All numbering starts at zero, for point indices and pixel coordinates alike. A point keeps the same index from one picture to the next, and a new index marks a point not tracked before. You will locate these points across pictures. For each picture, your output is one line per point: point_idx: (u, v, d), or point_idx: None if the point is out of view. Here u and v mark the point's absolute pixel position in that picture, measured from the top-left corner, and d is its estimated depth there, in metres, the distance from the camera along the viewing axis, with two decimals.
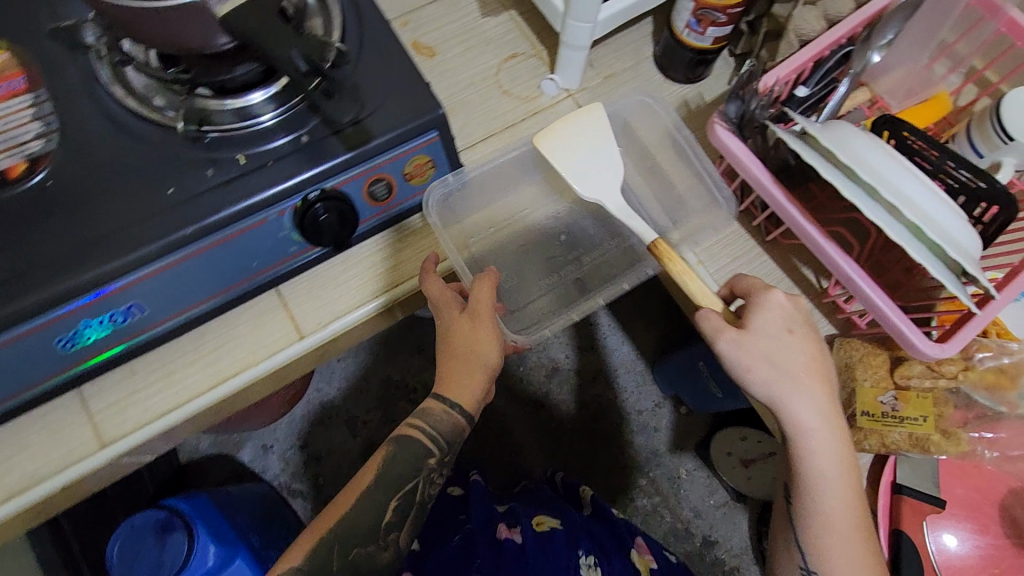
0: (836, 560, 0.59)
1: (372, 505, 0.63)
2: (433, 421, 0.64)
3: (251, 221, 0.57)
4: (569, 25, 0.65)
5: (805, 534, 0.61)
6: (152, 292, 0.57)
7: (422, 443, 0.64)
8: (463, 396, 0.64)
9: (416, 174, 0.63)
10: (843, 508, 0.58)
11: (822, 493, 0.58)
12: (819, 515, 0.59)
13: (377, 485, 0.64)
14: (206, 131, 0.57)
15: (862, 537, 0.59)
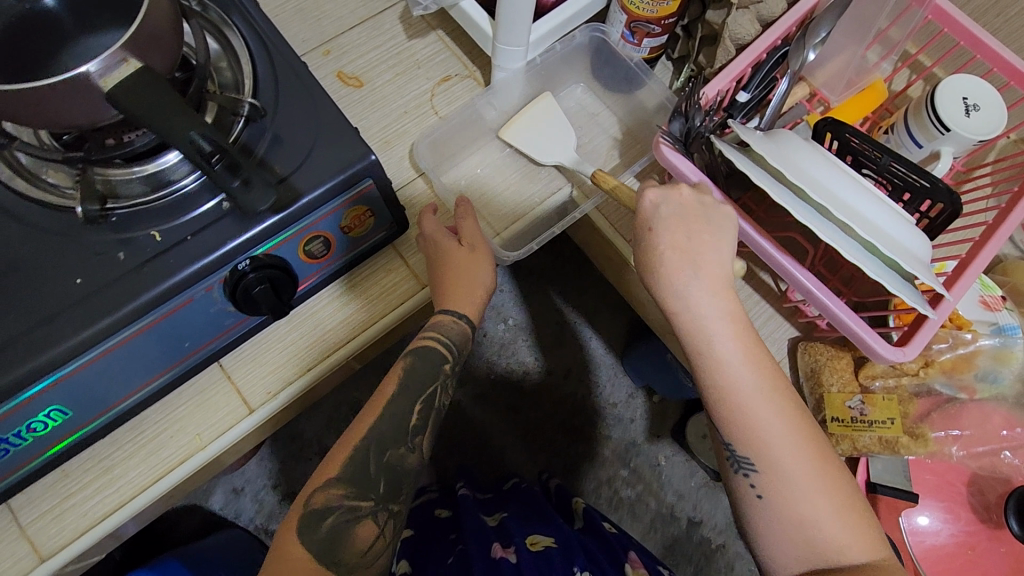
0: (764, 434, 0.53)
1: (399, 415, 0.57)
2: (445, 328, 0.60)
3: (176, 302, 0.52)
4: (499, 49, 0.62)
5: (723, 424, 0.54)
6: (73, 393, 0.51)
7: (435, 350, 0.59)
8: (472, 308, 0.61)
9: (354, 226, 0.59)
10: (750, 374, 0.53)
11: (723, 366, 0.53)
12: (727, 391, 0.53)
13: (402, 390, 0.58)
14: (111, 209, 0.51)
15: (778, 397, 0.53)
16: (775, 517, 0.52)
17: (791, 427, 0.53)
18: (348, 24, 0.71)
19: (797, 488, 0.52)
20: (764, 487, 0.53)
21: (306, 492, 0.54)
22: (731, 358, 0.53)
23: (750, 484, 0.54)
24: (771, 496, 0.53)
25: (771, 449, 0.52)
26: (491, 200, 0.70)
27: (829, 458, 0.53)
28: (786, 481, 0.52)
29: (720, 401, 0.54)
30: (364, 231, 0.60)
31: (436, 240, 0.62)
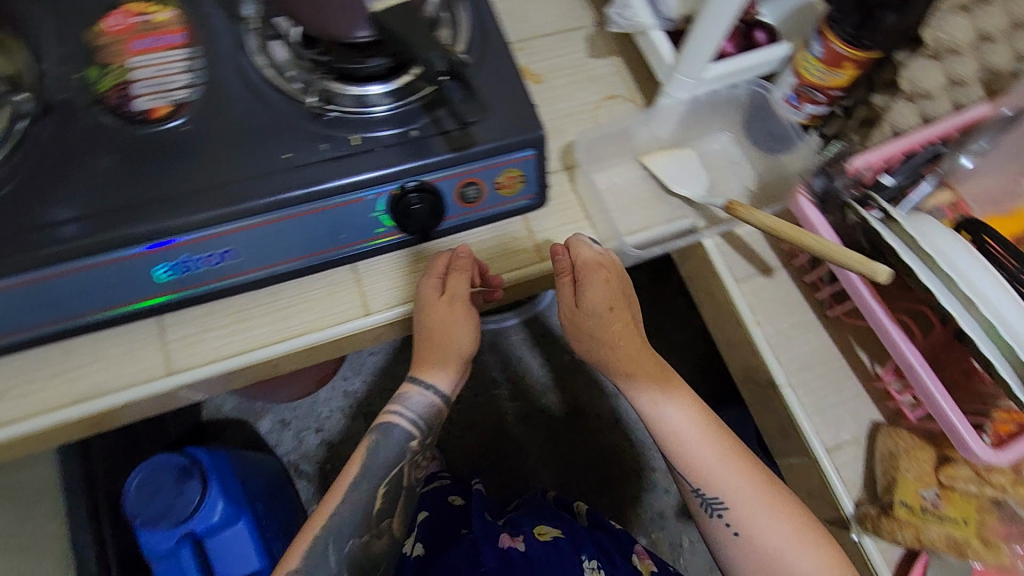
0: (727, 484, 0.65)
1: (365, 503, 0.69)
2: (416, 407, 0.70)
3: (351, 197, 0.61)
4: (674, 77, 0.69)
5: (688, 475, 0.67)
6: (248, 242, 0.61)
7: (404, 427, 0.70)
8: (439, 382, 0.70)
9: (505, 185, 0.67)
10: (702, 441, 0.66)
11: (682, 430, 0.66)
12: (690, 449, 0.66)
13: (369, 477, 0.69)
14: (328, 109, 0.62)
15: (728, 453, 0.66)
16: (747, 548, 0.65)
17: (747, 474, 0.66)
18: (543, 32, 0.81)
19: (759, 521, 0.65)
20: (737, 521, 0.65)
21: (284, 567, 0.68)
22: (687, 427, 0.66)
23: (723, 522, 0.66)
24: (743, 529, 0.65)
25: (730, 492, 0.65)
26: (624, 205, 0.76)
27: (780, 493, 0.66)
28: (753, 519, 0.65)
29: (679, 460, 0.67)
30: (510, 195, 0.68)
31: (422, 299, 0.66)
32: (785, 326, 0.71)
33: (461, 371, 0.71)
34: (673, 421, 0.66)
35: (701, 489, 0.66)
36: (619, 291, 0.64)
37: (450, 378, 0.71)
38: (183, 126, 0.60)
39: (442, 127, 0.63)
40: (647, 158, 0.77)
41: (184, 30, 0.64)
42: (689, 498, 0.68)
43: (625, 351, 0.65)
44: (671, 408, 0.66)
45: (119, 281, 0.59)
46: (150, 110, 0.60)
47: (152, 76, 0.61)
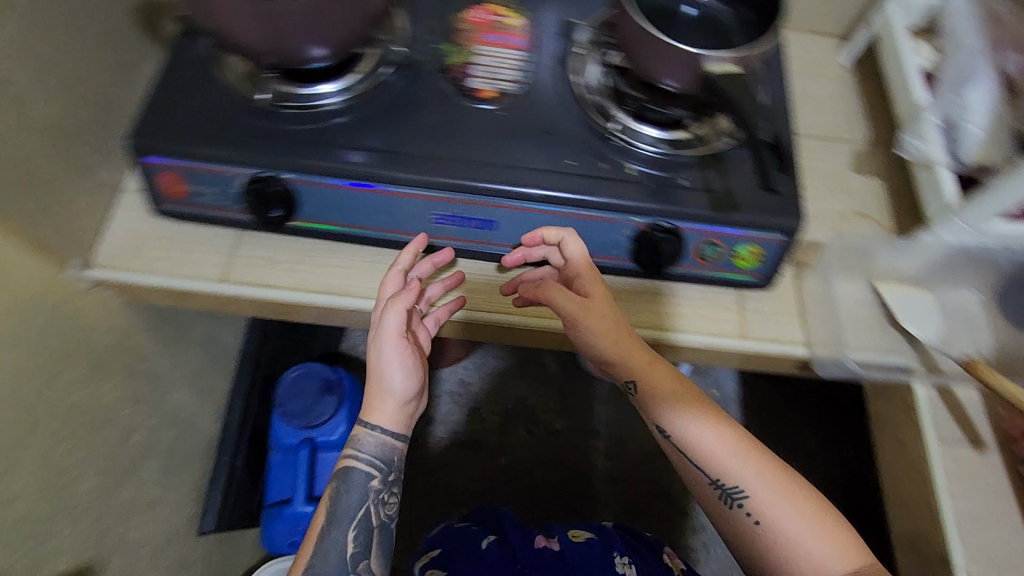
0: (750, 476, 0.60)
1: (337, 551, 0.67)
2: (370, 450, 0.69)
3: (609, 216, 0.67)
4: (951, 220, 0.69)
5: (701, 464, 0.62)
6: (510, 220, 0.69)
7: (358, 474, 0.69)
8: (386, 419, 0.69)
9: (744, 257, 0.69)
10: (665, 382, 0.64)
11: (651, 381, 0.65)
12: (703, 435, 0.62)
13: (335, 525, 0.68)
14: (612, 134, 0.69)
15: (712, 415, 0.63)
16: (768, 539, 0.59)
17: (732, 440, 0.62)
18: (813, 135, 0.83)
19: (780, 511, 0.58)
20: (755, 508, 0.59)
21: None
22: (643, 380, 0.65)
23: (746, 514, 0.60)
24: (762, 514, 0.59)
25: (751, 482, 0.60)
26: (846, 317, 0.73)
27: (791, 476, 0.60)
28: (766, 501, 0.59)
29: (698, 452, 0.62)
30: (744, 267, 0.71)
31: (377, 337, 0.67)
32: (968, 508, 0.66)
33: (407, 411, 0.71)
34: (611, 353, 0.66)
35: (720, 480, 0.61)
36: (603, 302, 0.67)
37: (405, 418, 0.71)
38: (492, 110, 0.70)
39: (708, 186, 0.67)
40: (886, 283, 0.75)
41: (527, 38, 0.74)
42: (708, 496, 0.63)
43: (636, 353, 0.65)
44: (600, 325, 0.66)
45: (401, 212, 0.70)
46: (479, 89, 0.71)
47: (491, 65, 0.72)
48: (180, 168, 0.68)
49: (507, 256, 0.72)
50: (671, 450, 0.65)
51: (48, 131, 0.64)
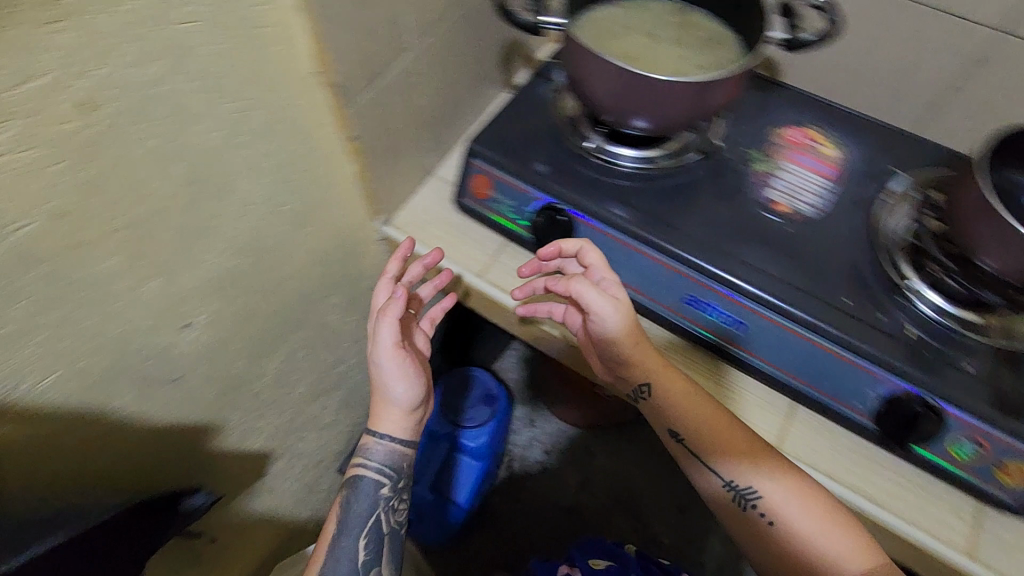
0: (759, 481, 0.68)
1: (346, 555, 0.71)
2: (377, 458, 0.75)
3: (870, 367, 0.64)
4: None
5: (719, 471, 0.70)
6: (759, 330, 0.69)
7: (367, 483, 0.75)
8: (391, 428, 0.75)
9: (1008, 472, 0.62)
10: (698, 409, 0.70)
11: (661, 388, 0.70)
12: (706, 437, 0.70)
13: (343, 530, 0.72)
14: (898, 288, 0.67)
15: (726, 419, 0.69)
16: (778, 534, 0.68)
17: (757, 453, 0.68)
18: None
19: (795, 512, 0.66)
20: (765, 507, 0.68)
21: None
22: (654, 385, 0.71)
23: (758, 512, 0.69)
24: (772, 513, 0.67)
25: (763, 485, 0.67)
26: None
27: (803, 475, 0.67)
28: (781, 505, 0.66)
29: (707, 454, 0.70)
30: (1001, 483, 0.63)
31: (376, 352, 0.71)
32: None
33: (410, 414, 0.76)
34: (632, 359, 0.70)
35: (734, 482, 0.70)
36: (630, 321, 0.69)
37: (411, 424, 0.77)
38: (777, 223, 0.73)
39: (994, 384, 0.62)
40: None
41: (836, 169, 0.78)
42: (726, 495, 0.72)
43: (651, 356, 0.70)
44: (641, 347, 0.70)
45: (657, 282, 0.74)
46: (776, 201, 0.75)
47: (794, 184, 0.76)
48: (494, 175, 0.79)
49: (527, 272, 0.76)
50: (688, 458, 0.73)
51: (417, 117, 0.78)
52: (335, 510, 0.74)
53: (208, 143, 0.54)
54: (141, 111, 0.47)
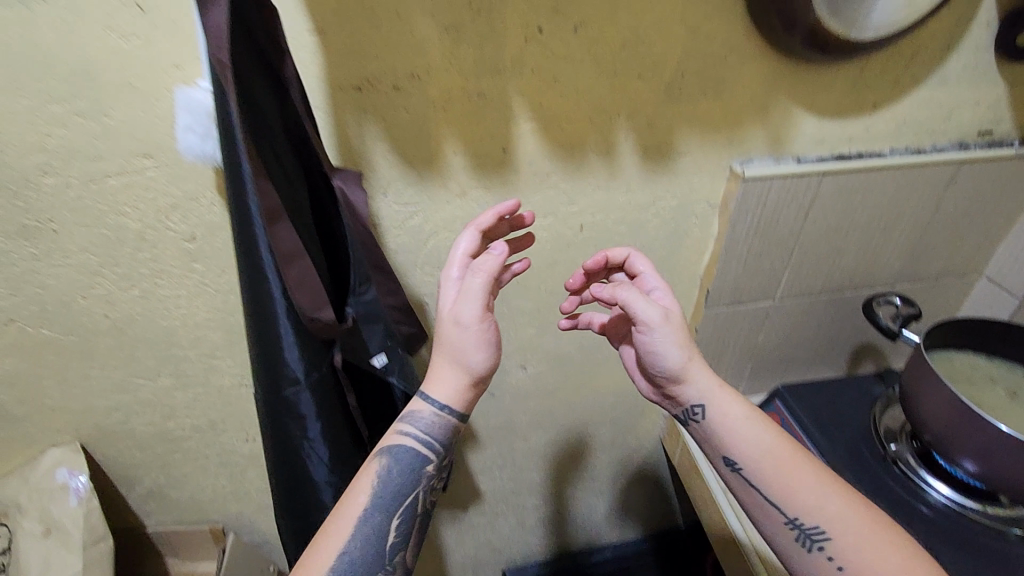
0: (830, 517, 0.54)
1: (370, 535, 0.54)
2: (421, 425, 0.58)
3: None
4: None
5: (781, 502, 0.56)
6: None
7: (405, 454, 0.57)
8: (452, 396, 0.58)
9: None
10: (760, 435, 0.59)
11: (716, 402, 0.60)
12: (769, 463, 0.57)
13: (376, 505, 0.55)
14: None
15: (786, 446, 0.58)
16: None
17: (824, 484, 0.56)
18: None
19: (869, 557, 0.52)
20: (839, 555, 0.53)
21: None
22: (710, 406, 0.60)
23: (825, 556, 0.54)
24: (850, 564, 0.53)
25: (832, 521, 0.54)
26: None
27: (880, 516, 0.55)
28: (859, 551, 0.53)
29: (761, 479, 0.57)
30: None
31: (454, 310, 0.57)
32: None
33: (470, 384, 0.59)
34: (683, 375, 0.61)
35: (798, 519, 0.55)
36: (682, 329, 0.62)
37: (463, 392, 0.59)
38: None
39: None
40: None
41: None
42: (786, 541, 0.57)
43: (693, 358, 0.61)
44: (696, 360, 0.61)
45: None
46: None
47: None
48: (783, 418, 0.89)
49: (606, 293, 0.63)
50: (735, 489, 0.60)
51: (749, 347, 0.95)
52: (364, 482, 0.56)
53: None
54: (602, 243, 0.80)
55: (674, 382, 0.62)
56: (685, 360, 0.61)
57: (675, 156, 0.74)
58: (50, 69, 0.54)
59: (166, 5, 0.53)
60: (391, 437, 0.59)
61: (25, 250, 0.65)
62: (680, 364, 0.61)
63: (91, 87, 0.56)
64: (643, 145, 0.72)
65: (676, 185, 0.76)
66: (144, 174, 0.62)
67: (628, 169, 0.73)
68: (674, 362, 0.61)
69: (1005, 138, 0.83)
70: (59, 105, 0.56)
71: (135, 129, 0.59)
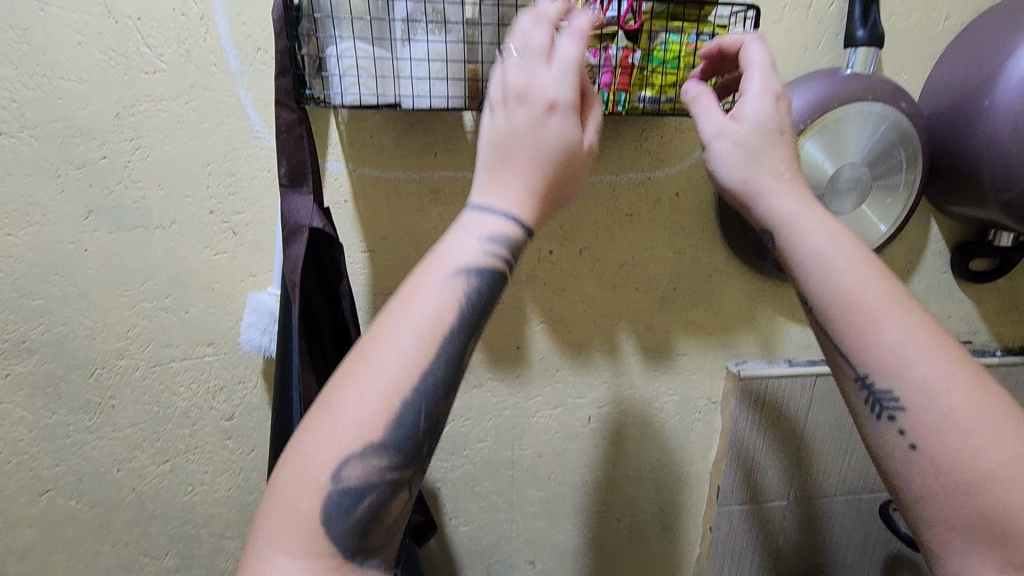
0: (917, 386, 0.41)
1: (437, 366, 0.37)
2: (501, 217, 0.41)
3: None
4: None
5: (851, 357, 0.43)
6: None
7: (480, 261, 0.40)
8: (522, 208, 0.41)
9: None
10: (851, 274, 0.43)
11: (793, 230, 0.45)
12: (843, 312, 0.43)
13: (440, 330, 0.38)
14: None
15: (878, 293, 0.43)
16: (929, 476, 0.40)
17: (924, 343, 0.41)
18: None
19: (980, 436, 0.39)
20: (917, 433, 0.41)
21: (312, 478, 0.36)
22: (785, 237, 0.46)
23: (896, 432, 0.41)
24: (927, 444, 0.40)
25: (919, 393, 0.41)
26: None
27: (991, 391, 0.40)
28: (950, 430, 0.39)
29: (839, 334, 0.43)
30: None
31: (546, 121, 0.40)
32: None
33: (555, 171, 0.42)
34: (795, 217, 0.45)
35: (869, 379, 0.42)
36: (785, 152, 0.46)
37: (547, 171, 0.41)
38: None
39: None
40: None
41: None
42: (849, 398, 0.45)
43: (775, 173, 0.46)
44: (767, 164, 0.46)
45: None
46: None
47: None
48: None
49: (690, 89, 0.50)
50: (813, 335, 0.46)
51: (769, 551, 0.91)
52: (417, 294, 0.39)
53: (626, 469, 0.86)
54: (609, 435, 0.83)
55: (744, 204, 0.47)
56: (746, 178, 0.46)
57: (674, 357, 0.81)
58: (152, 274, 0.67)
59: (253, 231, 0.67)
60: (449, 253, 0.41)
61: (81, 424, 0.72)
62: (743, 183, 0.47)
63: (179, 289, 0.68)
64: (643, 346, 0.80)
65: (677, 382, 0.82)
66: (202, 359, 0.71)
67: (630, 365, 0.80)
68: (727, 183, 0.47)
69: (986, 347, 0.89)
70: (148, 302, 0.68)
71: (205, 323, 0.69)
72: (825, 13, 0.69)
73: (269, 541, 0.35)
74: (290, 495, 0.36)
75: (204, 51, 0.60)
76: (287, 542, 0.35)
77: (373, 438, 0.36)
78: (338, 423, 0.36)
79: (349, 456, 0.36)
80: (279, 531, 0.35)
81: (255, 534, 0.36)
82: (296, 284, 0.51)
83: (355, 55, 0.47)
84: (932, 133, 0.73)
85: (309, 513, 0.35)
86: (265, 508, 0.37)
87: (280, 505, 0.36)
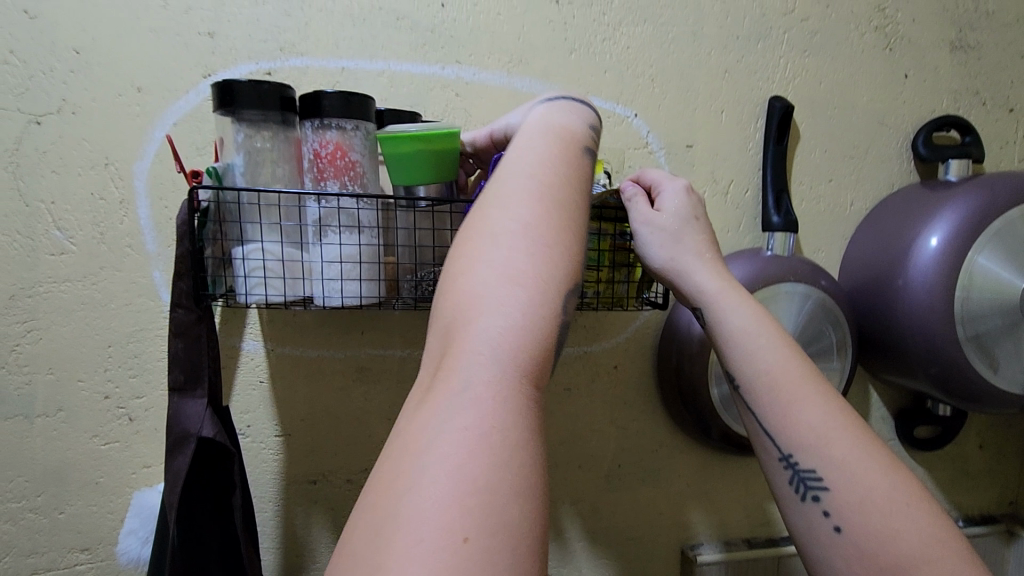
0: (837, 466, 0.39)
1: (582, 201, 0.38)
2: (585, 121, 0.45)
3: None
4: None
5: (773, 433, 0.43)
6: None
7: (582, 126, 0.44)
8: (589, 126, 0.45)
9: None
10: (773, 355, 0.43)
11: (717, 307, 0.46)
12: (765, 393, 0.43)
13: (573, 170, 0.39)
14: None
15: (799, 371, 0.43)
16: (852, 561, 0.38)
17: (842, 422, 0.41)
18: None
19: (901, 520, 0.37)
20: (839, 514, 0.39)
21: (520, 310, 0.32)
22: (707, 311, 0.47)
23: (820, 512, 0.40)
24: (850, 528, 0.38)
25: (838, 469, 0.39)
26: None
27: (904, 472, 0.39)
28: (867, 511, 0.38)
29: (763, 412, 0.43)
30: None
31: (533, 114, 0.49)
32: None
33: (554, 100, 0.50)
34: (716, 290, 0.47)
35: (791, 460, 0.41)
36: (706, 238, 0.50)
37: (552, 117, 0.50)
38: None
39: None
40: None
41: None
42: (774, 481, 0.43)
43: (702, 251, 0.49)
44: (692, 246, 0.49)
45: None
46: None
47: None
48: None
49: (625, 190, 0.52)
50: (737, 406, 0.46)
51: None
52: (571, 154, 0.40)
53: None
54: None
55: (674, 284, 0.50)
56: (672, 258, 0.49)
57: (625, 542, 0.74)
58: (24, 469, 0.59)
59: (153, 416, 0.61)
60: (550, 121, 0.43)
61: None
62: (671, 263, 0.49)
63: (56, 486, 0.59)
64: (589, 531, 0.73)
65: (630, 569, 0.74)
66: (73, 567, 0.60)
67: (576, 552, 0.73)
68: (656, 263, 0.50)
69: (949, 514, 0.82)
70: (15, 502, 0.59)
71: (81, 524, 0.60)
72: (742, 199, 0.73)
73: (493, 386, 0.30)
74: (518, 322, 0.32)
75: (120, 233, 0.58)
76: (529, 372, 0.31)
77: (564, 265, 0.34)
78: (527, 245, 0.34)
79: (560, 275, 0.34)
80: (518, 358, 0.31)
81: (467, 383, 0.30)
82: (172, 505, 0.45)
83: (263, 257, 0.46)
84: (854, 304, 0.75)
85: (544, 330, 0.32)
86: (490, 333, 0.31)
87: (513, 329, 0.31)
